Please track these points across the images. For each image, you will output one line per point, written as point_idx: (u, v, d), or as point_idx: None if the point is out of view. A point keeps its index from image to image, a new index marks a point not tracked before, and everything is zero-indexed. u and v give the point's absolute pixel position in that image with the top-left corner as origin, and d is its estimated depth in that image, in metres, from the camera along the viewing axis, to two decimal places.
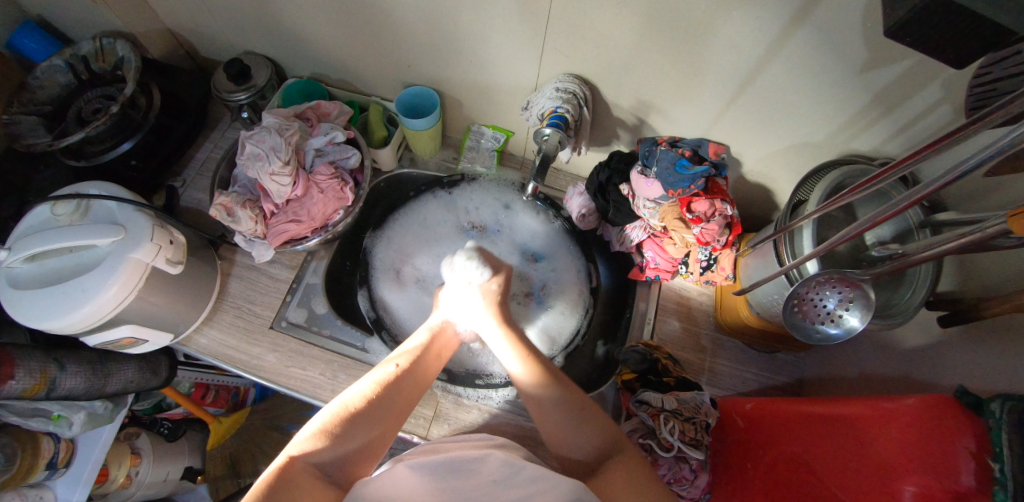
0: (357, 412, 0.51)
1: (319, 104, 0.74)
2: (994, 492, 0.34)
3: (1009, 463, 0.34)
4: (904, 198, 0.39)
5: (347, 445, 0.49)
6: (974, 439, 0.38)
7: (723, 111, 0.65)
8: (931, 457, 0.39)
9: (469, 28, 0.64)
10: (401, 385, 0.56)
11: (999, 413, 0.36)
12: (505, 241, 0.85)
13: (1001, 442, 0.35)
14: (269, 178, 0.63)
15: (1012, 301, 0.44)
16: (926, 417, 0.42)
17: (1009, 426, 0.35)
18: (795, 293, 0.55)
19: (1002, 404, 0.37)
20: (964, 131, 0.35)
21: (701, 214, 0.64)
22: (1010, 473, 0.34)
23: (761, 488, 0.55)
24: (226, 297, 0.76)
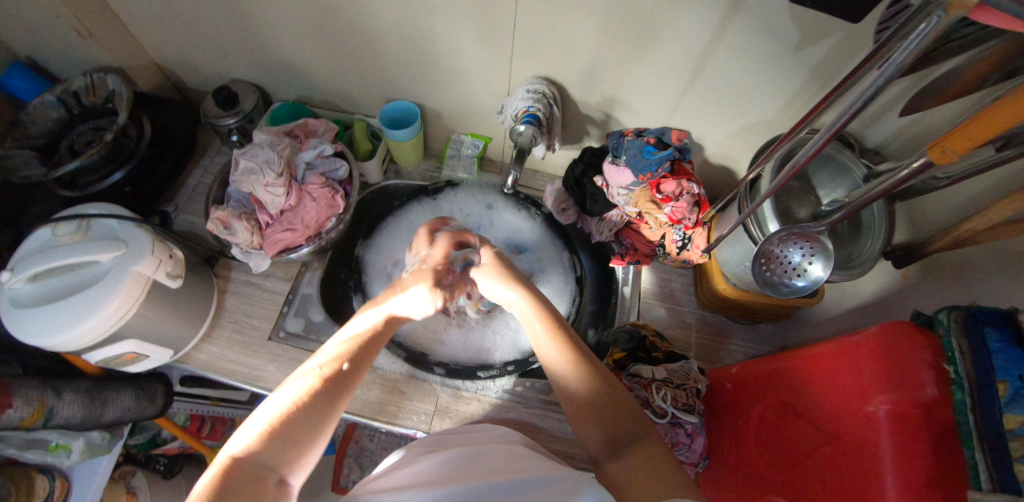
0: (294, 412, 0.48)
1: (306, 123, 0.78)
2: (953, 392, 0.39)
3: (962, 364, 0.39)
4: (821, 136, 0.44)
5: (283, 443, 0.47)
6: (931, 352, 0.44)
7: (682, 99, 0.71)
8: (895, 376, 0.45)
9: (445, 41, 0.70)
10: (327, 388, 0.51)
11: (948, 320, 0.42)
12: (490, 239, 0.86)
13: (953, 347, 0.40)
14: (263, 190, 0.67)
15: (952, 235, 0.52)
16: (888, 342, 0.47)
17: (958, 331, 0.41)
18: (762, 251, 0.61)
19: (948, 313, 0.43)
20: (862, 68, 0.40)
21: (670, 194, 0.69)
22: (964, 372, 0.39)
23: (758, 439, 0.60)
24: (223, 313, 0.77)
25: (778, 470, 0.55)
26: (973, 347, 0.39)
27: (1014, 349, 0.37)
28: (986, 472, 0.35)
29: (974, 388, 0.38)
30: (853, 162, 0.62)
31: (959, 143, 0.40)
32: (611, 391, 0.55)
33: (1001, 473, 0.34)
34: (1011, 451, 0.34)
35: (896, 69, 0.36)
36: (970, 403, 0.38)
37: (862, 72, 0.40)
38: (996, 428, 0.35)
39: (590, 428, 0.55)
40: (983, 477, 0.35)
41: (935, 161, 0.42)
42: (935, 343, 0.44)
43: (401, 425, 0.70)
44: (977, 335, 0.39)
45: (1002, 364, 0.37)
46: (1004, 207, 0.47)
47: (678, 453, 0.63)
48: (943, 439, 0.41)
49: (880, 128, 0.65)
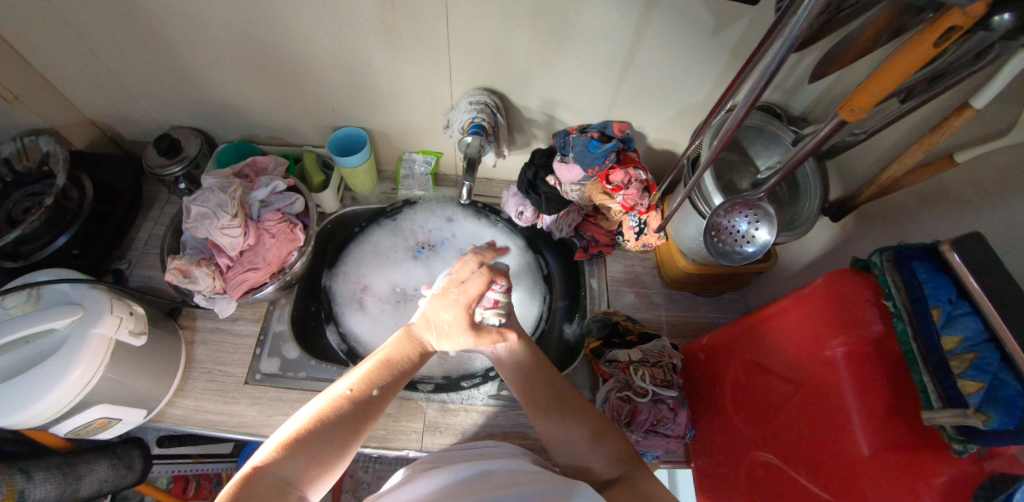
0: (319, 428, 0.51)
1: (254, 160, 0.77)
2: (897, 324, 0.46)
3: (899, 298, 0.46)
4: (742, 107, 0.46)
5: (306, 459, 0.49)
6: (872, 292, 0.50)
7: (619, 92, 0.74)
8: (842, 319, 0.51)
9: (385, 64, 0.71)
10: (353, 410, 0.54)
11: (882, 262, 0.49)
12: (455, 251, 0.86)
13: (889, 285, 0.47)
14: (219, 232, 0.66)
15: (876, 185, 0.58)
16: (836, 289, 0.52)
17: (891, 269, 0.48)
18: (712, 224, 0.64)
19: (881, 255, 0.50)
20: (767, 40, 0.43)
21: (619, 183, 0.72)
22: (902, 306, 0.46)
23: (735, 401, 0.64)
24: (194, 364, 0.75)
25: (757, 424, 0.60)
26: (905, 283, 0.46)
27: (939, 278, 0.44)
28: (935, 392, 0.42)
29: (914, 317, 0.44)
30: (782, 130, 0.68)
31: (864, 99, 0.44)
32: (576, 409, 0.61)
33: (948, 390, 0.41)
34: (952, 369, 0.41)
35: (795, 37, 0.38)
36: (912, 333, 0.44)
37: (767, 45, 0.43)
38: (937, 351, 0.42)
39: (574, 446, 0.59)
40: (934, 397, 0.42)
41: (847, 118, 0.46)
42: (873, 284, 0.51)
43: (391, 448, 0.70)
44: (908, 271, 0.46)
45: (932, 293, 0.44)
46: (916, 151, 0.52)
47: (664, 429, 0.65)
48: (898, 369, 0.47)
49: (801, 97, 0.70)
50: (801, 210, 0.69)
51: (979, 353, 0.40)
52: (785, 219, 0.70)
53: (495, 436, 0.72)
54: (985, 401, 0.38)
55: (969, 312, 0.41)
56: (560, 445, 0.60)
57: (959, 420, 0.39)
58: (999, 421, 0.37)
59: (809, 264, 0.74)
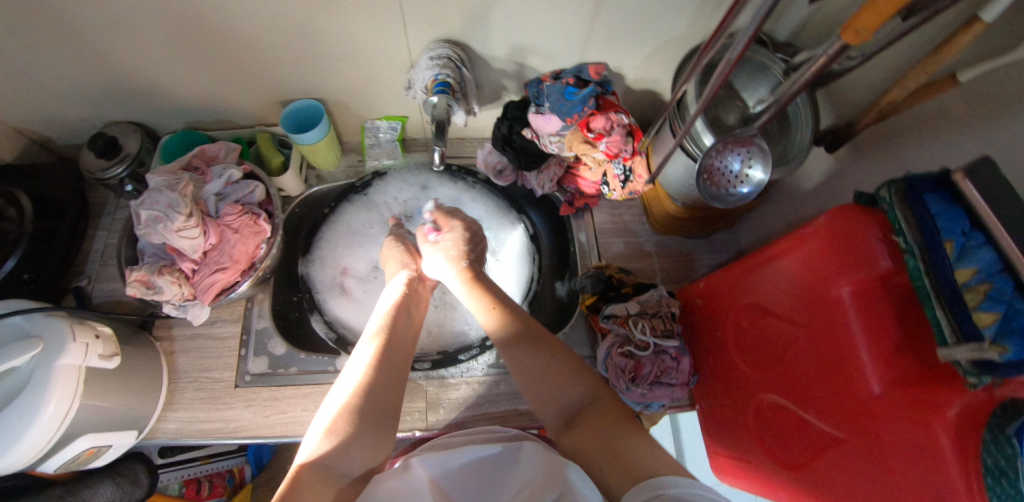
0: (357, 405, 0.51)
1: (202, 149, 0.70)
2: (908, 261, 0.44)
3: (909, 234, 0.44)
4: (740, 41, 0.42)
5: (355, 440, 0.49)
6: (878, 227, 0.47)
7: (592, 32, 0.67)
8: (848, 255, 0.48)
9: (329, 27, 0.63)
10: (385, 378, 0.55)
11: (891, 195, 0.46)
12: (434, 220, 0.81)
13: (900, 219, 0.45)
14: (176, 236, 0.61)
15: (875, 111, 0.55)
16: (838, 227, 0.49)
17: (901, 203, 0.45)
18: (704, 166, 0.60)
19: (890, 189, 0.47)
20: None
21: (601, 130, 0.67)
22: (914, 240, 0.44)
23: (736, 345, 0.63)
24: (178, 375, 0.72)
25: (760, 366, 0.59)
26: (915, 215, 0.44)
27: (953, 210, 0.42)
28: (950, 327, 0.41)
29: (925, 252, 0.43)
30: (770, 60, 0.63)
31: (872, 18, 0.38)
32: (538, 338, 0.59)
33: (963, 324, 0.40)
34: (966, 302, 0.40)
35: None
36: (924, 268, 0.43)
37: None
38: (951, 285, 0.41)
39: (540, 380, 0.56)
40: (948, 333, 0.41)
41: (850, 43, 0.40)
42: (881, 218, 0.48)
43: (397, 430, 0.68)
44: (919, 202, 0.44)
45: (945, 225, 0.42)
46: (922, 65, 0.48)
47: (669, 379, 0.64)
48: (904, 304, 0.46)
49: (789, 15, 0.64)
50: (792, 140, 0.65)
51: (993, 284, 0.39)
52: (775, 154, 0.67)
53: (499, 405, 0.70)
54: (1002, 332, 0.37)
55: (982, 243, 0.41)
56: (530, 382, 0.57)
57: (974, 355, 0.38)
58: (1015, 352, 0.36)
59: (803, 197, 0.71)
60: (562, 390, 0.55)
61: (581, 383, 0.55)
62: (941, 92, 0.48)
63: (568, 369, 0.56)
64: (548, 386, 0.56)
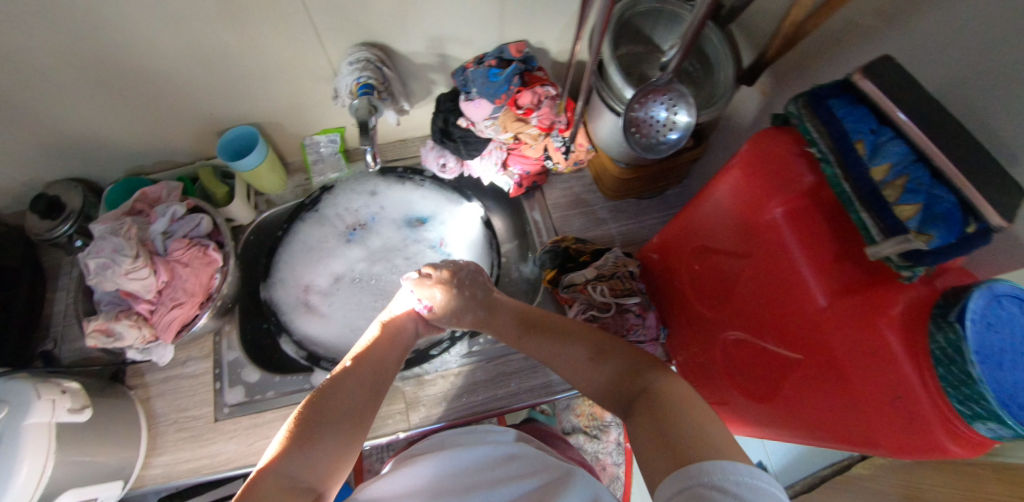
0: (320, 410, 0.48)
1: (143, 192, 0.70)
2: (826, 168, 0.45)
3: (822, 142, 0.45)
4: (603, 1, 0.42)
5: (314, 447, 0.45)
6: (795, 144, 0.48)
7: (505, 12, 0.68)
8: (773, 176, 0.49)
9: (244, 50, 0.63)
10: (354, 384, 0.52)
11: (799, 109, 0.47)
12: (388, 222, 0.81)
13: (811, 130, 0.46)
14: (127, 279, 0.60)
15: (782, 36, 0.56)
16: (764, 151, 0.50)
17: (809, 115, 0.46)
18: (628, 119, 0.60)
19: (796, 104, 0.48)
20: None
21: (529, 105, 0.68)
22: (827, 148, 0.44)
23: (694, 290, 0.64)
24: (158, 420, 0.72)
25: (719, 306, 0.59)
26: (823, 123, 0.45)
27: (857, 111, 0.44)
28: (876, 227, 0.42)
29: (842, 157, 0.43)
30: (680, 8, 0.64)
31: None
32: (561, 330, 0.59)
33: (888, 220, 0.41)
34: (886, 199, 0.41)
35: None
36: (841, 172, 0.44)
37: None
38: (870, 184, 0.42)
39: (577, 369, 0.56)
40: (875, 231, 0.42)
41: None
42: (794, 136, 0.49)
43: (379, 435, 0.68)
44: (825, 110, 0.45)
45: (854, 127, 0.43)
46: None
47: (637, 336, 0.65)
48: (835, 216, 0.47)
49: None
50: (716, 82, 0.67)
51: (909, 176, 0.40)
52: (702, 100, 0.68)
53: (477, 392, 0.71)
54: (926, 221, 0.39)
55: (893, 137, 0.42)
56: (566, 370, 0.57)
57: (902, 247, 0.39)
58: (940, 237, 0.38)
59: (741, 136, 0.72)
60: (607, 367, 0.53)
61: (619, 362, 0.53)
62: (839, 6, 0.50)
63: (599, 353, 0.55)
64: (585, 370, 0.55)
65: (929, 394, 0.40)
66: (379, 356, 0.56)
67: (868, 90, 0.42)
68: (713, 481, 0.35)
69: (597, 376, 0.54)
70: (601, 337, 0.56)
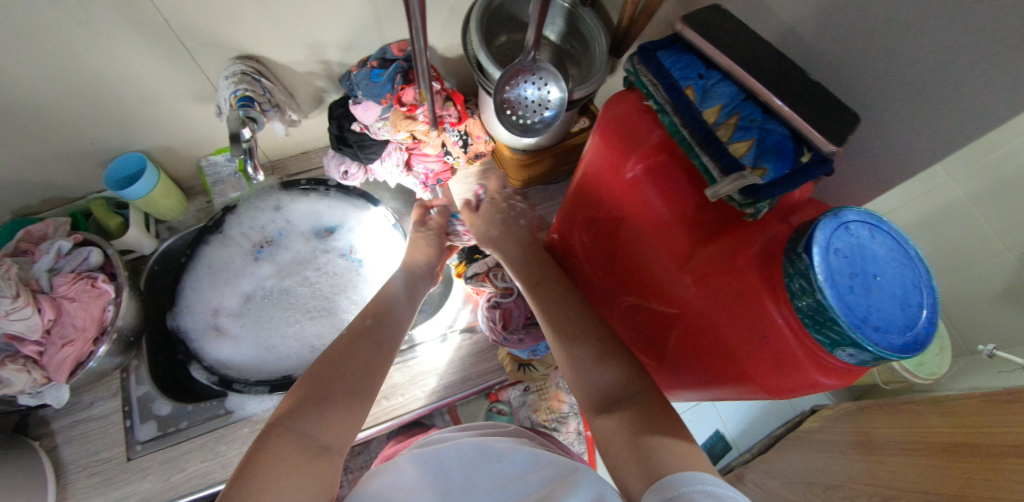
0: (340, 374, 0.47)
1: (26, 232, 0.68)
2: (663, 118, 0.47)
3: (657, 94, 0.47)
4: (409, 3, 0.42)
5: (330, 415, 0.44)
6: (638, 102, 0.51)
7: (380, 14, 0.68)
8: (626, 136, 0.51)
9: (112, 75, 0.61)
10: (371, 349, 0.51)
11: (632, 66, 0.49)
12: (297, 235, 0.80)
13: (646, 84, 0.48)
14: (8, 320, 0.58)
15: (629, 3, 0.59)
16: (616, 112, 0.52)
17: (642, 68, 0.48)
18: (501, 100, 0.61)
19: (631, 61, 0.50)
20: None
21: (413, 101, 0.68)
22: (661, 98, 0.46)
23: (589, 263, 0.64)
24: (65, 468, 0.68)
25: (609, 274, 0.60)
26: (654, 75, 0.47)
27: (683, 60, 0.46)
28: (715, 167, 0.43)
29: (675, 106, 0.45)
30: None
31: None
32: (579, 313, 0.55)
33: (723, 159, 0.42)
34: (720, 139, 0.43)
35: None
36: (677, 121, 0.45)
37: None
38: (705, 127, 0.44)
39: (581, 369, 0.50)
40: (715, 172, 0.43)
41: None
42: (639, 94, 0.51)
43: None
44: (655, 62, 0.47)
45: (683, 74, 0.46)
46: None
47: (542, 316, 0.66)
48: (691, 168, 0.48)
49: None
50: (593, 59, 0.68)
51: (739, 114, 0.43)
52: (581, 77, 0.70)
53: None
54: (759, 155, 0.41)
55: (720, 79, 0.45)
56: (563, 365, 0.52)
57: (740, 184, 0.40)
58: (773, 170, 0.41)
59: None
60: (603, 372, 0.49)
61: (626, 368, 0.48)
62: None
63: (603, 356, 0.50)
64: (588, 374, 0.50)
65: (794, 333, 0.41)
66: (388, 326, 0.55)
67: (696, 40, 0.45)
68: (704, 487, 0.35)
69: (600, 378, 0.49)
70: (579, 307, 0.56)
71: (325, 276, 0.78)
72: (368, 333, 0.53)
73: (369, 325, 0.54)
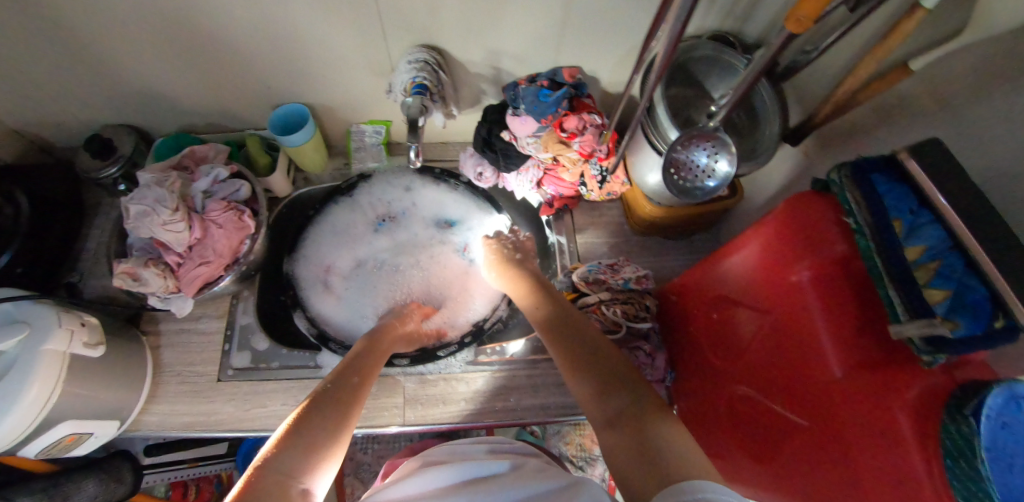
0: (307, 414, 0.47)
1: (193, 150, 0.73)
2: (858, 239, 0.45)
3: (859, 213, 0.45)
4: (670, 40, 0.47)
5: (290, 455, 0.41)
6: (832, 211, 0.49)
7: (563, 38, 0.70)
8: (804, 238, 0.50)
9: (314, 35, 0.66)
10: (337, 396, 0.51)
11: (840, 178, 0.47)
12: (418, 219, 0.83)
13: (850, 200, 0.46)
14: (162, 230, 0.62)
15: (832, 102, 0.59)
16: (797, 213, 0.51)
17: (850, 184, 0.46)
18: (670, 160, 0.62)
19: (839, 173, 0.48)
20: None
21: (574, 130, 0.69)
22: (863, 218, 0.44)
23: (711, 340, 0.64)
24: (163, 369, 0.74)
25: (732, 359, 0.60)
26: (863, 194, 0.45)
27: (897, 189, 0.44)
28: (902, 306, 0.40)
29: (877, 232, 0.43)
30: (736, 59, 0.66)
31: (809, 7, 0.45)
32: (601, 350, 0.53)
33: (915, 302, 0.40)
34: (917, 281, 0.40)
35: None
36: (875, 246, 0.43)
37: None
38: (903, 263, 0.41)
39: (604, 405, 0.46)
40: (901, 311, 0.40)
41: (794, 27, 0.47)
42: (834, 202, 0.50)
43: (374, 424, 0.68)
44: (867, 183, 0.45)
45: (894, 205, 0.43)
46: (870, 60, 0.53)
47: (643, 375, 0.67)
48: (860, 288, 0.46)
49: None
50: (760, 138, 0.67)
51: (942, 262, 0.40)
52: (743, 150, 0.69)
53: (475, 399, 0.71)
54: (953, 309, 0.38)
55: (930, 221, 0.41)
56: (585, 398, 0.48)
57: (927, 331, 0.38)
58: (966, 327, 0.37)
59: (777, 192, 0.73)
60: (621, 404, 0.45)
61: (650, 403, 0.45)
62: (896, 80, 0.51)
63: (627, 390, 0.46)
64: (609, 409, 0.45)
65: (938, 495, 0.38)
66: (364, 382, 0.55)
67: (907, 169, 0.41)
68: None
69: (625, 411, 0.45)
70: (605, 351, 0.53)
71: (436, 264, 0.81)
72: (349, 385, 0.53)
73: (352, 381, 0.54)
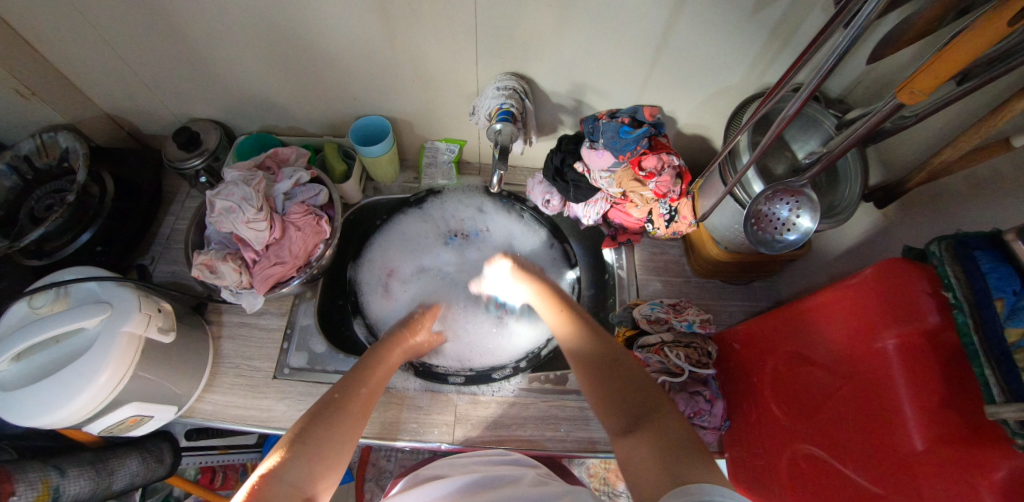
0: (314, 426, 0.49)
1: (276, 152, 0.75)
2: (955, 315, 0.42)
3: (958, 288, 0.42)
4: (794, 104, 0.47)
5: (296, 468, 0.44)
6: (928, 281, 0.47)
7: (648, 79, 0.72)
8: (893, 306, 0.48)
9: (409, 54, 0.68)
10: (344, 408, 0.52)
11: (939, 251, 0.44)
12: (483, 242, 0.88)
13: (948, 274, 0.43)
14: (245, 227, 0.64)
15: (925, 170, 0.55)
16: (886, 278, 0.49)
17: (950, 258, 0.43)
18: (752, 211, 0.62)
19: (939, 244, 0.45)
20: (823, 33, 0.43)
21: (652, 169, 0.68)
22: (962, 296, 0.41)
23: (776, 393, 0.63)
24: (221, 359, 0.75)
25: (797, 416, 0.58)
26: (963, 271, 0.42)
27: (1004, 269, 0.40)
28: (997, 386, 0.38)
29: (975, 309, 0.40)
30: (822, 114, 0.66)
31: (926, 82, 0.41)
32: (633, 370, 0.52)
33: (1012, 385, 0.37)
34: (1020, 365, 0.37)
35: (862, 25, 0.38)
36: (972, 324, 0.40)
37: (828, 33, 0.43)
38: (1001, 345, 0.38)
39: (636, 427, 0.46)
40: (996, 391, 0.38)
41: (906, 100, 0.43)
42: (931, 272, 0.47)
43: (424, 440, 0.69)
44: (969, 260, 0.42)
45: (996, 284, 0.40)
46: (973, 135, 0.49)
47: (701, 420, 0.65)
48: (951, 363, 0.44)
49: (842, 77, 0.68)
50: (839, 196, 0.67)
51: None
52: (822, 206, 0.69)
53: (527, 426, 0.71)
54: None
55: None
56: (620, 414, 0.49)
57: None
58: None
59: (850, 250, 0.72)
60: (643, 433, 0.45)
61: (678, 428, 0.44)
62: (997, 154, 0.49)
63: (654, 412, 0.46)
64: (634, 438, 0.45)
65: None
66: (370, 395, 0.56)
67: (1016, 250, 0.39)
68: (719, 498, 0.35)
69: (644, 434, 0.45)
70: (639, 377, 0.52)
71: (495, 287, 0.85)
72: (352, 397, 0.54)
73: (361, 392, 0.55)
